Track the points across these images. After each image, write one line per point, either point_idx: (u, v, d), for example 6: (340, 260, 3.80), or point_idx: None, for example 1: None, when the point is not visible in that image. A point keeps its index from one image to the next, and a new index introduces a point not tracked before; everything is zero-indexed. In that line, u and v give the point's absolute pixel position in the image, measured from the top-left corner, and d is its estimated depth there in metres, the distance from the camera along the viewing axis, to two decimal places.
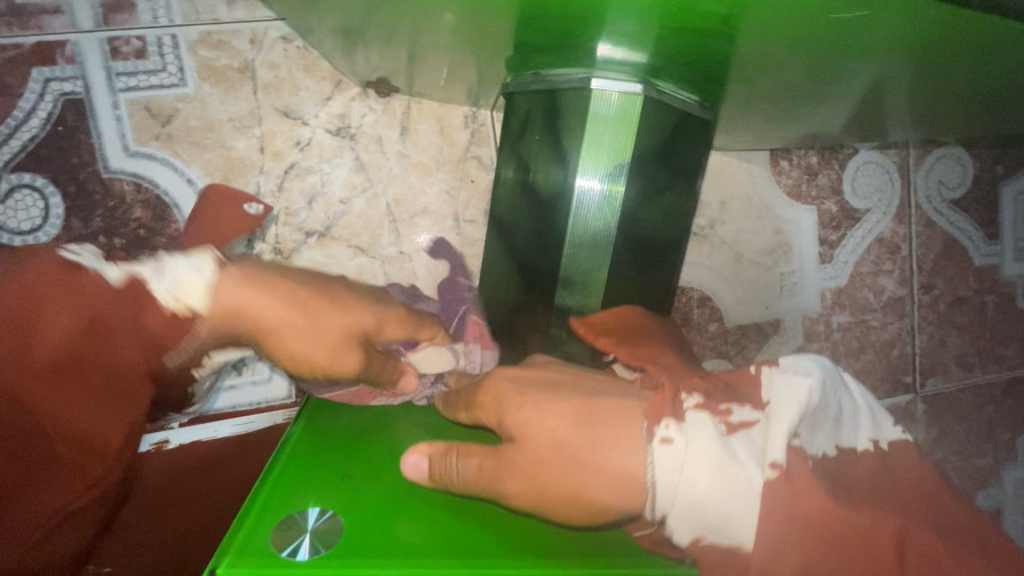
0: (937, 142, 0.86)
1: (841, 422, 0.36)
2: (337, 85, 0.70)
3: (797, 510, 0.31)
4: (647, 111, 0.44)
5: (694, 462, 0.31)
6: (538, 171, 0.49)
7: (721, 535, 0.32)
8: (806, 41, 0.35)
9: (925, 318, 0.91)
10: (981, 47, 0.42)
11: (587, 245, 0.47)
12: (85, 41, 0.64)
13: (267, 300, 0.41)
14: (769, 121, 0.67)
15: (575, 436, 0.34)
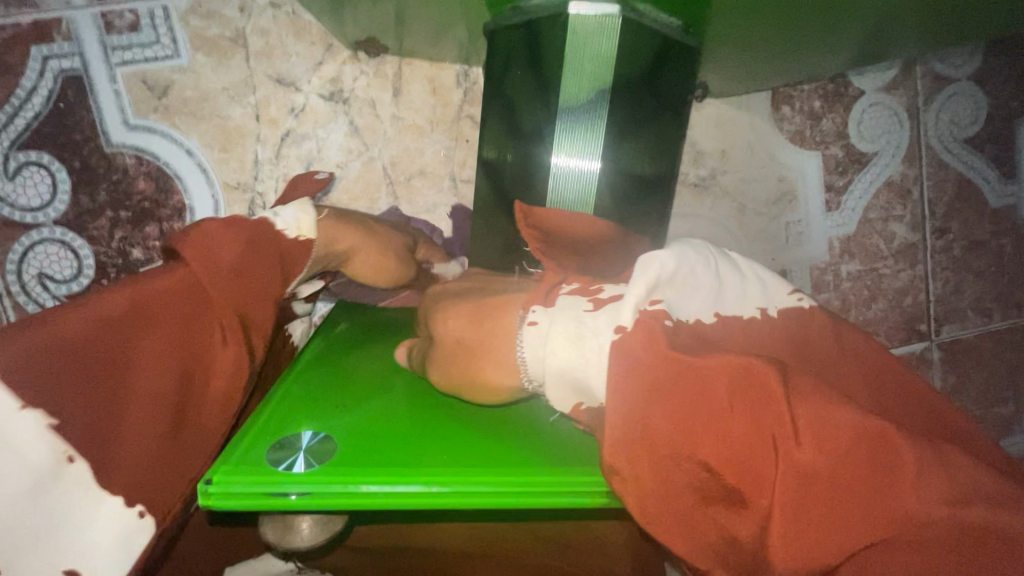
0: (945, 80, 0.84)
1: (725, 293, 0.40)
2: (328, 49, 0.70)
3: (634, 368, 0.33)
4: (626, 33, 0.44)
5: (553, 336, 0.36)
6: (522, 107, 0.50)
7: (589, 397, 0.36)
8: None
9: (940, 264, 0.88)
10: None
11: (571, 174, 0.48)
12: (79, 17, 0.65)
13: (346, 227, 0.51)
14: (768, 62, 0.65)
15: (472, 333, 0.40)
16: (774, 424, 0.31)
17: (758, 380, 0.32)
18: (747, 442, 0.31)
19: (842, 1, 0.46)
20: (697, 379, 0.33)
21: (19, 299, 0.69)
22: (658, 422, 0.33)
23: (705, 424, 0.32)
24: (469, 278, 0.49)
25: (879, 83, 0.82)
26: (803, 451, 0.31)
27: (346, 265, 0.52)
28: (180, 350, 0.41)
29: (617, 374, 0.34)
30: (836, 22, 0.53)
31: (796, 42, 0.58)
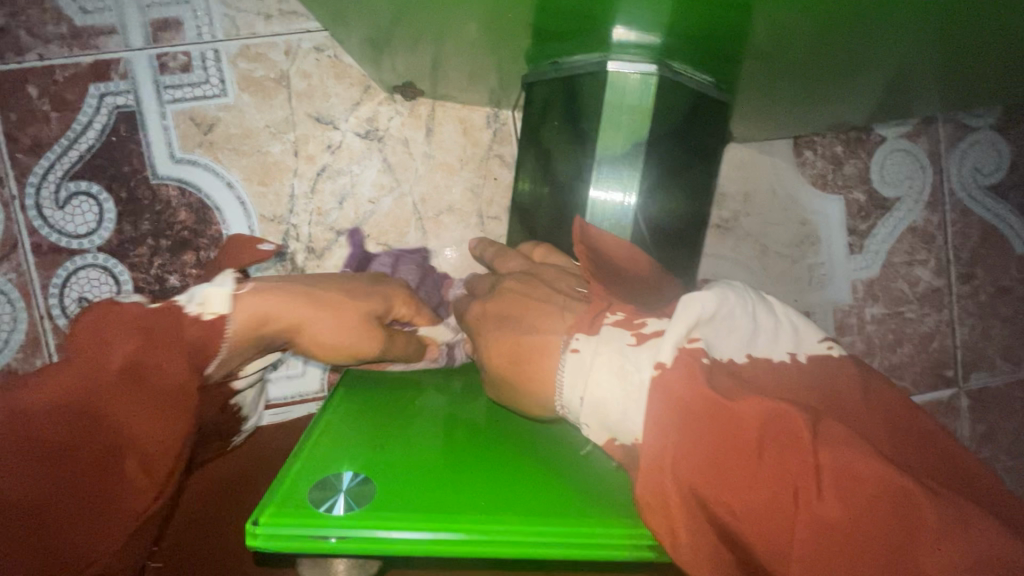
0: (966, 128, 0.85)
1: (779, 332, 0.41)
2: (366, 91, 0.73)
3: (674, 403, 0.33)
4: (662, 90, 0.46)
5: (597, 368, 0.37)
6: (557, 156, 0.52)
7: (624, 435, 0.36)
8: (816, 10, 0.36)
9: (966, 310, 0.88)
10: (1007, 13, 0.42)
11: (607, 221, 0.49)
12: (136, 58, 0.70)
13: (284, 298, 0.44)
14: (791, 112, 0.67)
15: (514, 368, 0.41)
16: (807, 477, 0.30)
17: (787, 430, 0.31)
18: (769, 488, 0.30)
19: (868, 57, 0.48)
20: (711, 438, 0.32)
21: (58, 322, 0.71)
22: (684, 476, 0.32)
23: (735, 483, 0.31)
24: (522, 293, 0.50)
25: (901, 130, 0.84)
26: (825, 501, 0.29)
27: (293, 342, 0.46)
28: (64, 454, 0.36)
29: (657, 412, 0.34)
30: (863, 75, 0.55)
31: (820, 94, 0.60)
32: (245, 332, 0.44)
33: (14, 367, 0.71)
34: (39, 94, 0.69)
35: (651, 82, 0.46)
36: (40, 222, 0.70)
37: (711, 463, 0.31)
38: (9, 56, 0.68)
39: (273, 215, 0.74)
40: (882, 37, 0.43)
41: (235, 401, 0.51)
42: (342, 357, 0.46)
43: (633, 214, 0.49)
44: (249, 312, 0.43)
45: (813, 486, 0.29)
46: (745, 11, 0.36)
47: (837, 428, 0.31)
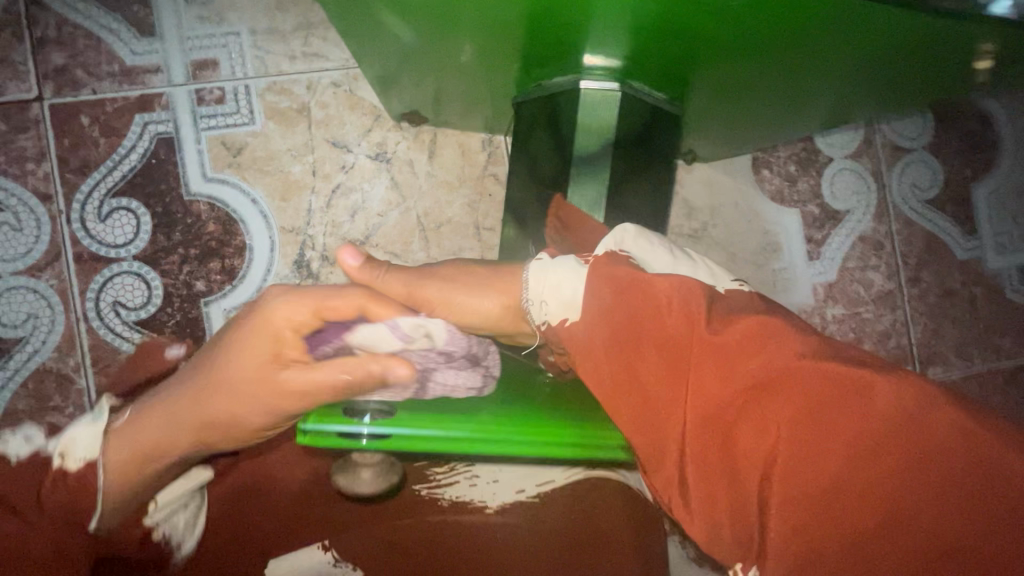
0: (902, 150, 0.97)
1: (699, 270, 0.51)
2: (377, 119, 0.84)
3: (608, 279, 0.45)
4: (624, 102, 0.57)
5: (551, 265, 0.50)
6: (542, 161, 0.62)
7: (568, 308, 0.48)
8: (732, 36, 0.47)
9: (918, 310, 0.97)
10: (897, 60, 0.52)
11: (587, 210, 0.58)
12: (176, 92, 0.80)
13: (164, 415, 0.53)
14: (745, 135, 0.78)
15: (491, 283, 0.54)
16: (690, 322, 0.42)
17: (680, 295, 0.43)
18: (673, 330, 0.42)
19: (792, 86, 0.59)
20: (628, 313, 0.44)
21: (93, 324, 0.78)
22: (610, 342, 0.44)
23: (647, 339, 0.43)
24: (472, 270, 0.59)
25: (845, 151, 0.95)
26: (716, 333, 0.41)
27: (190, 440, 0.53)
28: None
29: (594, 284, 0.46)
30: (806, 101, 0.65)
31: (769, 118, 0.71)
32: (130, 453, 0.54)
33: (50, 365, 0.77)
34: (91, 123, 0.79)
35: (617, 95, 0.56)
36: (83, 233, 0.78)
37: (629, 330, 0.44)
38: (67, 90, 0.78)
39: (291, 228, 0.82)
40: (795, 67, 0.53)
41: (159, 536, 0.57)
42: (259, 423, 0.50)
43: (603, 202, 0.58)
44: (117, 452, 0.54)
45: (696, 326, 0.42)
46: (692, 31, 0.46)
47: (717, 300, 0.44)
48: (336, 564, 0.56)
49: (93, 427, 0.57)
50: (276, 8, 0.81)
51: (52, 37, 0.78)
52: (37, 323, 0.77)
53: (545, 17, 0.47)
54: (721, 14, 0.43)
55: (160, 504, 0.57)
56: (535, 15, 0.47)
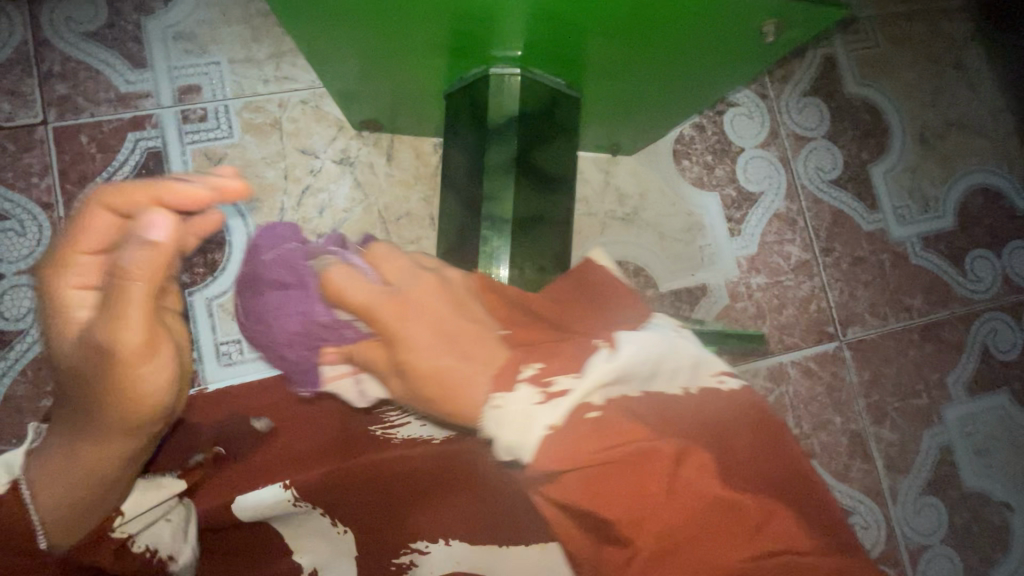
0: (805, 138, 1.11)
1: (676, 373, 0.49)
2: (340, 130, 0.97)
3: (575, 445, 0.43)
4: (526, 83, 0.69)
5: (510, 416, 0.43)
6: (466, 140, 0.73)
7: (520, 456, 0.44)
8: (589, 21, 0.60)
9: (834, 277, 1.09)
10: (735, 46, 0.65)
11: (500, 172, 0.68)
12: (165, 113, 0.93)
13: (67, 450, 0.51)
14: (655, 126, 0.91)
15: (464, 370, 0.45)
16: (660, 495, 0.43)
17: (654, 457, 0.43)
18: (642, 527, 0.43)
19: (667, 75, 0.72)
20: (596, 466, 0.43)
21: None
22: (576, 494, 0.43)
23: (620, 499, 0.43)
24: (431, 321, 0.47)
25: (755, 142, 1.09)
26: (684, 533, 0.42)
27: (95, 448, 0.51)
28: None
29: (548, 455, 0.43)
30: (690, 88, 0.76)
31: (658, 106, 0.82)
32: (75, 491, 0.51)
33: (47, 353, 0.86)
34: (89, 141, 0.91)
35: (517, 78, 0.68)
36: None
37: (598, 487, 0.43)
38: (69, 115, 0.91)
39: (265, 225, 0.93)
40: (656, 53, 0.66)
41: (138, 547, 0.56)
42: (132, 388, 0.49)
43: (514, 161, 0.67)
44: (59, 499, 0.50)
45: (665, 497, 0.43)
46: (554, 10, 0.58)
47: (698, 454, 0.44)
48: (297, 504, 0.62)
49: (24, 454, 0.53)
50: (251, 41, 0.95)
51: (56, 71, 0.91)
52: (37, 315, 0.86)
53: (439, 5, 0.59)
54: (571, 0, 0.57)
55: (129, 515, 0.55)
56: (440, 12, 0.61)
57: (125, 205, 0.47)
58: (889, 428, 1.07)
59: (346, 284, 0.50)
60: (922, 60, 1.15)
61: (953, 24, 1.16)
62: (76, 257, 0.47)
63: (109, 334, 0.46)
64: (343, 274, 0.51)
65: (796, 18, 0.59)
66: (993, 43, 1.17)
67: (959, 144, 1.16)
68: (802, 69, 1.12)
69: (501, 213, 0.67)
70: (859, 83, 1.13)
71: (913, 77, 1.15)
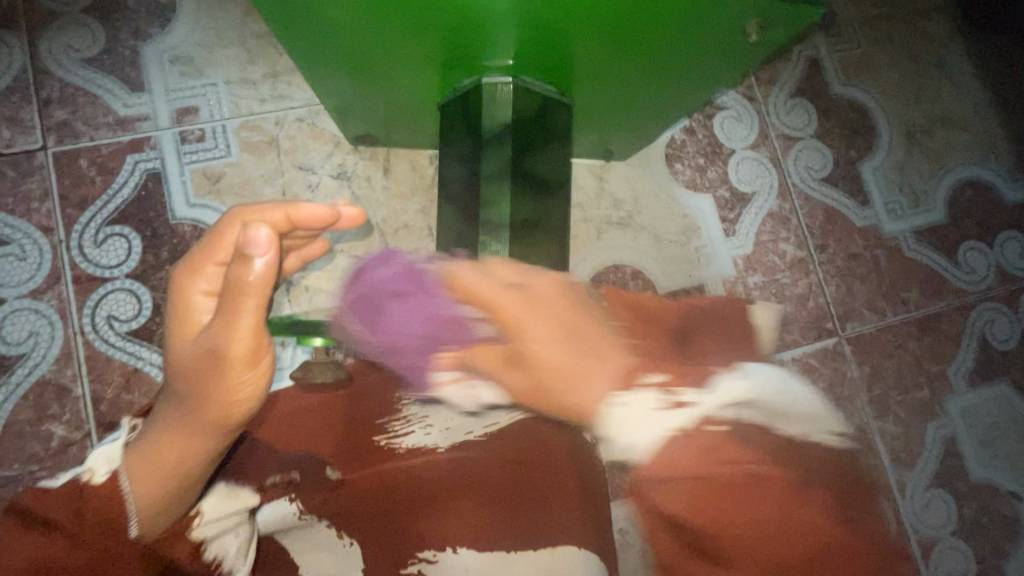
0: (794, 138, 1.13)
1: (795, 418, 0.45)
2: (337, 145, 0.98)
3: (697, 451, 0.42)
4: (517, 91, 0.70)
5: (635, 414, 0.45)
6: (459, 149, 0.75)
7: (627, 450, 0.44)
8: (577, 27, 0.61)
9: (829, 273, 1.10)
10: (720, 47, 0.66)
11: (495, 178, 0.69)
12: (163, 135, 0.94)
13: (165, 441, 0.50)
14: (646, 130, 0.93)
15: (569, 366, 0.48)
16: (771, 528, 0.39)
17: (768, 481, 0.40)
18: (759, 546, 0.39)
19: (655, 79, 0.73)
20: (706, 474, 0.41)
21: (89, 336, 0.88)
22: (677, 495, 0.41)
23: (722, 516, 0.40)
24: (550, 320, 0.51)
25: (745, 143, 1.11)
26: (808, 561, 0.38)
27: (191, 447, 0.51)
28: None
29: (666, 455, 0.42)
30: (679, 90, 0.78)
31: (650, 109, 0.83)
32: (159, 484, 0.50)
33: (50, 376, 0.86)
34: (89, 164, 0.92)
35: (509, 86, 0.69)
36: (80, 258, 0.89)
37: (705, 498, 0.40)
38: (68, 140, 0.92)
39: None
40: (643, 56, 0.67)
41: (209, 553, 0.55)
42: (226, 396, 0.49)
43: (509, 165, 0.68)
44: (146, 490, 0.50)
45: (784, 531, 0.39)
46: (541, 17, 0.60)
47: (807, 495, 0.39)
48: (301, 517, 0.65)
49: (117, 445, 0.53)
50: (247, 62, 0.97)
51: (55, 97, 0.92)
52: (38, 339, 0.87)
53: (431, 16, 0.61)
54: (557, 8, 0.58)
55: (208, 517, 0.55)
56: (432, 25, 0.62)
57: (251, 218, 0.49)
58: (892, 422, 1.07)
59: (475, 284, 0.55)
60: (904, 59, 1.18)
61: (932, 23, 1.19)
62: (207, 266, 0.50)
63: (218, 333, 0.47)
64: (469, 277, 0.57)
65: (777, 18, 0.61)
66: (972, 40, 1.20)
67: (944, 139, 1.18)
68: (787, 72, 1.14)
69: (497, 218, 0.68)
70: (844, 84, 1.16)
71: (896, 76, 1.17)
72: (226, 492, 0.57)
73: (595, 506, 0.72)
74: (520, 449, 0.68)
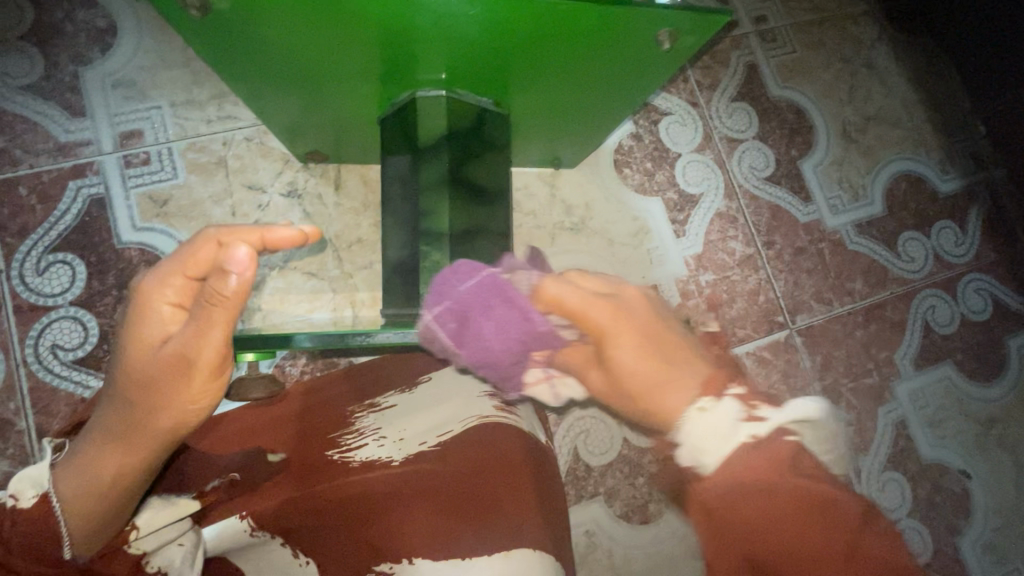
0: (737, 140, 1.17)
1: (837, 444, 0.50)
2: (286, 163, 0.98)
3: (787, 463, 0.44)
4: (450, 104, 0.72)
5: (718, 420, 0.47)
6: (395, 159, 0.76)
7: (699, 456, 0.47)
8: (497, 39, 0.63)
9: (777, 268, 1.13)
10: (639, 55, 0.69)
11: (432, 188, 0.71)
12: (106, 159, 0.93)
13: (111, 453, 0.54)
14: (588, 138, 0.95)
15: (657, 372, 0.52)
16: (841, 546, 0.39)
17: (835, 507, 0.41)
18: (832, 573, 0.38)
19: (585, 87, 0.76)
20: (798, 488, 0.42)
21: (32, 367, 0.86)
22: (744, 508, 0.42)
23: (808, 538, 0.40)
24: (642, 336, 0.56)
25: (690, 147, 1.15)
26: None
27: (141, 461, 0.54)
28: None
29: (745, 461, 0.44)
30: (612, 98, 0.80)
31: (587, 116, 0.85)
32: (104, 492, 0.54)
33: None
34: (29, 192, 0.90)
35: (442, 99, 0.71)
36: (22, 287, 0.87)
37: (787, 520, 0.40)
38: (6, 167, 0.90)
39: None
40: (567, 65, 0.70)
41: (151, 566, 0.59)
42: (178, 411, 0.53)
43: (445, 175, 0.71)
44: (87, 497, 0.54)
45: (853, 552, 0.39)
46: (461, 32, 0.62)
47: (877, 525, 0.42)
48: (252, 534, 0.63)
49: (44, 465, 0.56)
50: (192, 84, 0.97)
51: None
52: None
53: (358, 34, 0.62)
54: (473, 21, 0.60)
55: (143, 531, 0.58)
56: (358, 43, 0.64)
57: (229, 238, 0.49)
58: (845, 409, 1.11)
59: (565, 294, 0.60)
60: (837, 61, 1.24)
61: (860, 27, 1.26)
62: (173, 276, 0.50)
63: (182, 348, 0.50)
64: (554, 287, 0.61)
65: (686, 25, 0.64)
66: (898, 42, 1.27)
67: (879, 136, 1.24)
68: (727, 77, 1.19)
69: (438, 228, 0.71)
70: (781, 87, 1.21)
71: (830, 78, 1.23)
72: (153, 507, 0.60)
73: (556, 512, 0.71)
74: (478, 458, 0.68)
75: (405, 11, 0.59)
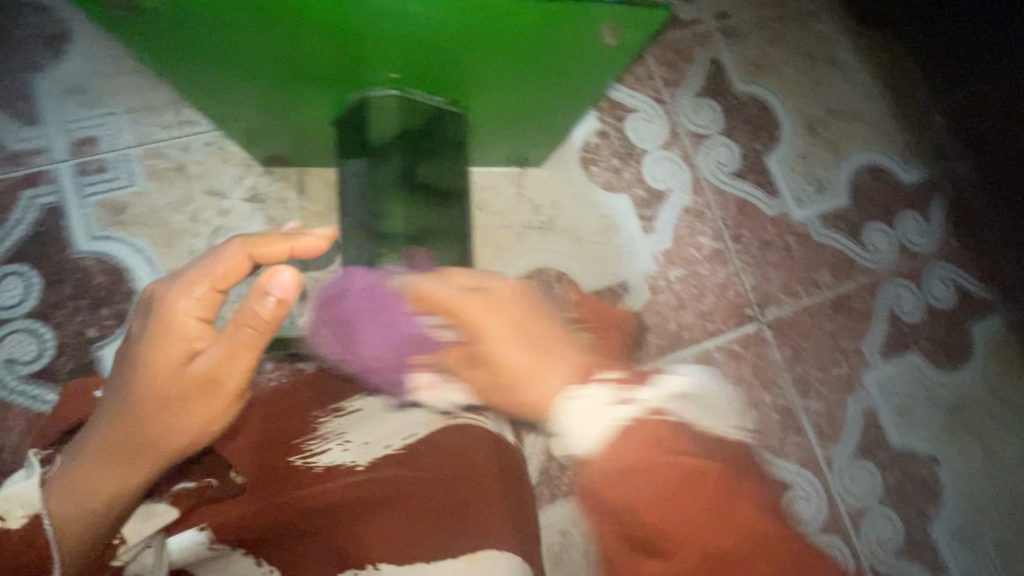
0: (703, 136, 1.18)
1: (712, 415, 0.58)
2: (247, 167, 0.97)
3: (654, 442, 0.51)
4: (398, 108, 0.76)
5: (592, 406, 0.55)
6: (351, 158, 0.80)
7: (580, 442, 0.54)
8: (433, 36, 0.65)
9: (745, 262, 1.15)
10: (587, 53, 0.69)
11: (380, 190, 0.78)
12: (60, 167, 0.91)
13: (119, 464, 0.59)
14: (550, 138, 0.96)
15: (522, 361, 0.59)
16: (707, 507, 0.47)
17: (702, 476, 0.49)
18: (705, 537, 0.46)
19: (537, 87, 0.76)
20: (674, 469, 0.49)
21: None
22: (634, 493, 0.49)
23: (680, 509, 0.47)
24: (514, 329, 0.62)
25: (656, 143, 1.15)
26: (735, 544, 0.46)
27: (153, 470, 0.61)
28: None
29: (623, 443, 0.52)
30: (564, 97, 0.81)
31: (543, 116, 0.86)
32: (113, 499, 0.59)
33: None
34: None
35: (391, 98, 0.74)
36: None
37: (662, 497, 0.48)
38: None
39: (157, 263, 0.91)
40: (513, 64, 0.70)
41: None
42: (195, 424, 0.60)
43: (392, 180, 0.77)
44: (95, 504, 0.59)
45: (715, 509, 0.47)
46: (395, 28, 0.63)
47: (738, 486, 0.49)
48: (213, 546, 0.63)
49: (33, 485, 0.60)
50: (148, 88, 0.95)
51: None
52: None
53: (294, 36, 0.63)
54: (405, 17, 0.62)
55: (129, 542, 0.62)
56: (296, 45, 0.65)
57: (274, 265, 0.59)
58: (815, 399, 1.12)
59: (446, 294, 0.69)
60: (800, 56, 1.25)
61: (822, 22, 1.28)
62: (210, 292, 0.60)
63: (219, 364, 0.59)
64: (433, 286, 0.70)
65: (625, 18, 0.64)
66: (860, 36, 1.29)
67: (843, 129, 1.26)
68: (692, 74, 1.19)
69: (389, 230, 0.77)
70: (746, 82, 1.22)
71: (793, 72, 1.25)
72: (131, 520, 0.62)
73: (525, 505, 0.71)
74: (451, 457, 0.65)
75: (339, 10, 0.60)
